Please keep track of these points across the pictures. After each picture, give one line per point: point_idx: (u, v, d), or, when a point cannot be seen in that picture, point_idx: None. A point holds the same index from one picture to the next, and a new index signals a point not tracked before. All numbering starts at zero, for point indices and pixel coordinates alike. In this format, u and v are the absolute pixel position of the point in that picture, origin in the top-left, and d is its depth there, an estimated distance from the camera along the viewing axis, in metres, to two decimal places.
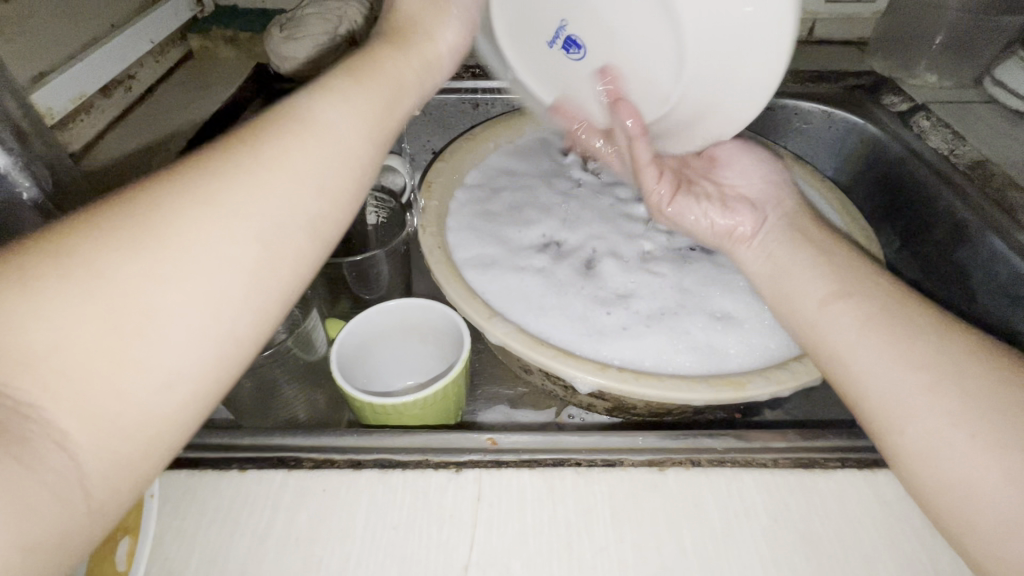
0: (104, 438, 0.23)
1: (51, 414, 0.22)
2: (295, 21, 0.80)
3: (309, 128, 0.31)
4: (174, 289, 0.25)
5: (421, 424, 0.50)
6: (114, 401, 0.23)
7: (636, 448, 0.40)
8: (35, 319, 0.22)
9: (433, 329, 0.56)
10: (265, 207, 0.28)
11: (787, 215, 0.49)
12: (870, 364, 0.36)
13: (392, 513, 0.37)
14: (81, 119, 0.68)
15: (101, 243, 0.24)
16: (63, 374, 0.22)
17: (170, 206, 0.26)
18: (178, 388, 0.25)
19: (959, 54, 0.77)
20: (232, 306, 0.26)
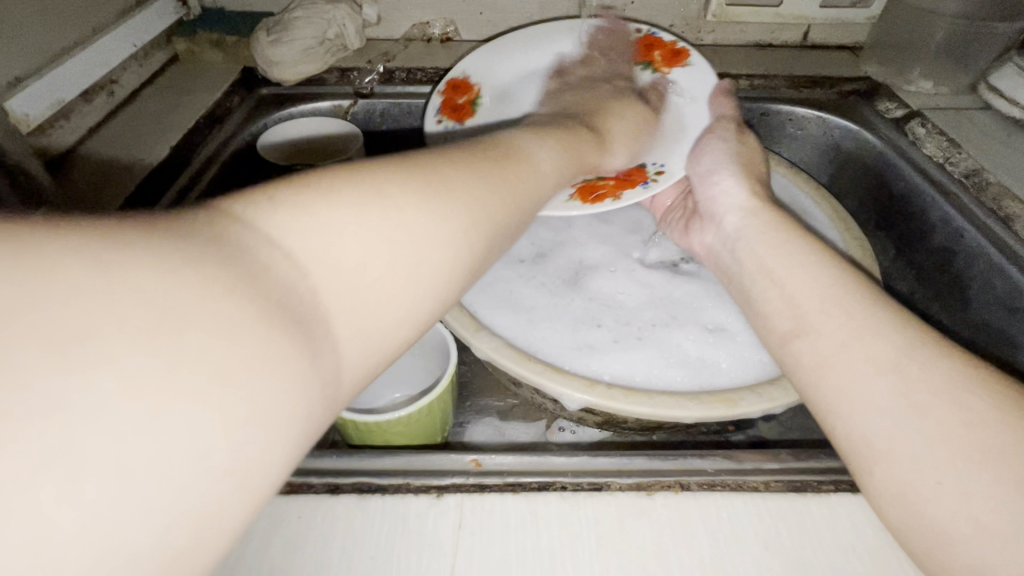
0: (365, 352, 0.25)
1: (349, 306, 0.24)
2: (283, 25, 0.78)
3: (527, 156, 0.39)
4: (437, 226, 0.28)
5: (406, 441, 0.49)
6: (386, 309, 0.26)
7: (624, 471, 0.39)
8: (344, 220, 0.25)
9: (420, 342, 0.55)
10: (496, 200, 0.33)
11: (750, 225, 0.47)
12: (842, 399, 0.33)
13: (368, 542, 0.35)
14: (62, 124, 0.66)
15: (398, 185, 0.28)
16: (363, 284, 0.25)
17: (434, 166, 0.31)
18: (415, 318, 0.27)
19: (955, 62, 0.76)
20: (468, 257, 0.30)
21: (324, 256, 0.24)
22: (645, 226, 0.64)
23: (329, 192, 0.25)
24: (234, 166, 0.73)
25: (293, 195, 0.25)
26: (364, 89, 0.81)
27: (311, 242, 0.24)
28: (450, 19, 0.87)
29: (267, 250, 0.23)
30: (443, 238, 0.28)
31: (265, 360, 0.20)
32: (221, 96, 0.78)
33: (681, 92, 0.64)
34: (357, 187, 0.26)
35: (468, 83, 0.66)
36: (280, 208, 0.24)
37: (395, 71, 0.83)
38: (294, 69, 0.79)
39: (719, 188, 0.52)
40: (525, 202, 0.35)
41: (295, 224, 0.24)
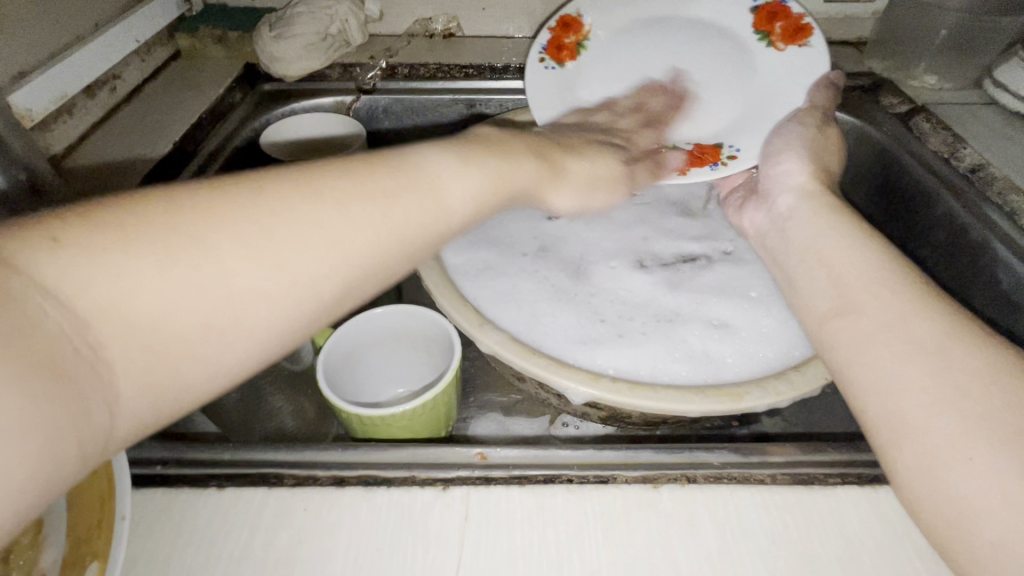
0: (154, 398, 0.26)
1: (124, 358, 0.25)
2: (286, 21, 0.78)
3: (426, 180, 0.35)
4: (252, 276, 0.28)
5: (411, 436, 0.49)
6: (176, 359, 0.26)
7: (631, 463, 0.39)
8: (136, 272, 0.25)
9: (424, 337, 0.55)
10: (349, 236, 0.31)
11: (803, 208, 0.47)
12: (876, 377, 0.33)
13: (375, 534, 0.35)
14: (63, 120, 0.67)
15: (218, 221, 0.28)
16: (153, 334, 0.25)
17: (279, 201, 0.29)
18: (217, 370, 0.28)
19: (959, 56, 0.76)
20: (294, 308, 0.29)
21: (106, 310, 0.24)
22: (649, 222, 0.64)
23: (128, 239, 0.25)
24: (237, 161, 0.73)
25: (89, 240, 0.25)
26: (367, 85, 0.81)
27: (92, 296, 0.24)
28: (452, 14, 0.87)
29: (42, 302, 0.23)
30: (257, 283, 0.28)
31: (25, 424, 0.21)
32: (224, 92, 0.78)
33: (789, 74, 0.60)
34: (165, 233, 0.26)
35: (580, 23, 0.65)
36: (70, 254, 0.24)
37: (398, 67, 0.83)
38: (297, 65, 0.79)
39: (782, 168, 0.51)
40: (398, 243, 0.33)
41: (78, 274, 0.24)
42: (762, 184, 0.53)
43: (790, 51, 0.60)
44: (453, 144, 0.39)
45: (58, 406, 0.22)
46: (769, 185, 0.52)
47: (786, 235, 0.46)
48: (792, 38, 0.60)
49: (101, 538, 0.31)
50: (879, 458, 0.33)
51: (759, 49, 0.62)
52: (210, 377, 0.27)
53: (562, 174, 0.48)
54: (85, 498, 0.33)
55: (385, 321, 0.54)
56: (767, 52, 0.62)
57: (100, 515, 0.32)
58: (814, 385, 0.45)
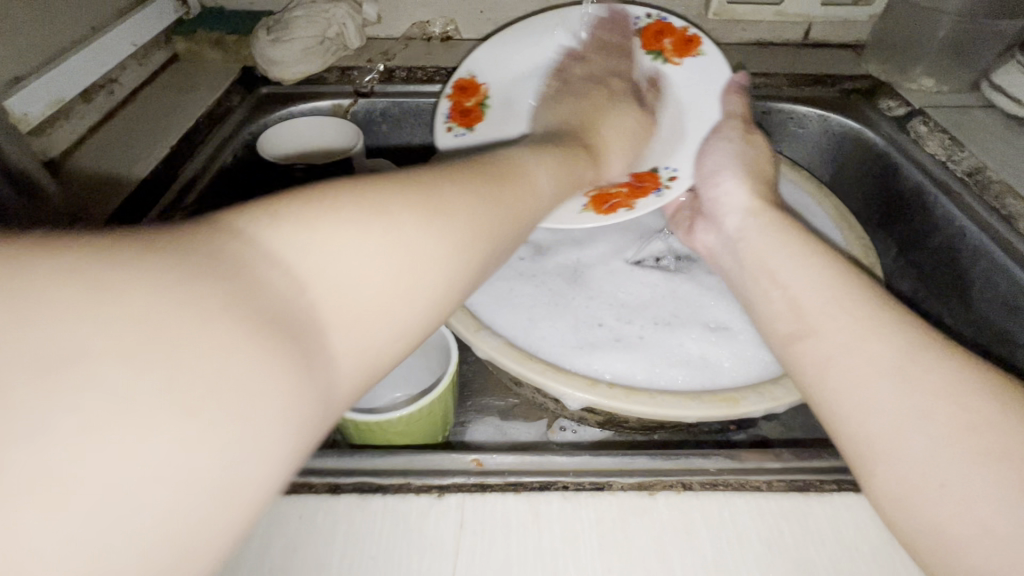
0: (357, 363, 0.25)
1: (338, 321, 0.24)
2: (282, 24, 0.78)
3: (527, 176, 0.39)
4: (437, 246, 0.29)
5: (406, 441, 0.49)
6: (376, 323, 0.26)
7: (626, 470, 0.39)
8: (344, 236, 0.25)
9: (421, 341, 0.55)
10: (489, 219, 0.33)
11: (750, 226, 0.47)
12: (845, 397, 0.33)
13: (369, 542, 0.35)
14: (61, 125, 0.66)
15: (403, 196, 0.29)
16: (355, 296, 0.25)
17: (440, 182, 0.32)
18: (403, 335, 0.27)
19: (957, 59, 0.75)
20: (462, 278, 0.30)
21: (317, 273, 0.24)
22: (647, 226, 0.64)
23: (339, 204, 0.26)
24: (234, 164, 0.73)
25: (292, 213, 0.25)
26: (364, 88, 0.81)
27: (298, 259, 0.24)
28: (449, 17, 0.87)
29: (259, 255, 0.23)
30: (433, 251, 0.29)
31: (263, 377, 0.21)
32: (221, 96, 0.78)
33: (688, 86, 0.62)
34: (357, 204, 0.27)
35: (475, 83, 0.64)
36: (283, 223, 0.24)
37: (396, 70, 0.83)
38: (294, 68, 0.79)
39: (721, 189, 0.52)
40: (520, 224, 0.36)
41: (297, 232, 0.24)
42: (710, 204, 0.53)
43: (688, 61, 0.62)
44: (539, 148, 0.45)
45: (289, 360, 0.22)
46: (715, 205, 0.52)
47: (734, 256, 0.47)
48: (682, 49, 0.63)
49: None
50: (854, 475, 0.33)
51: (656, 66, 0.64)
52: (400, 344, 0.27)
53: (607, 151, 0.56)
54: None
55: None
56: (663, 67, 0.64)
57: None
58: None
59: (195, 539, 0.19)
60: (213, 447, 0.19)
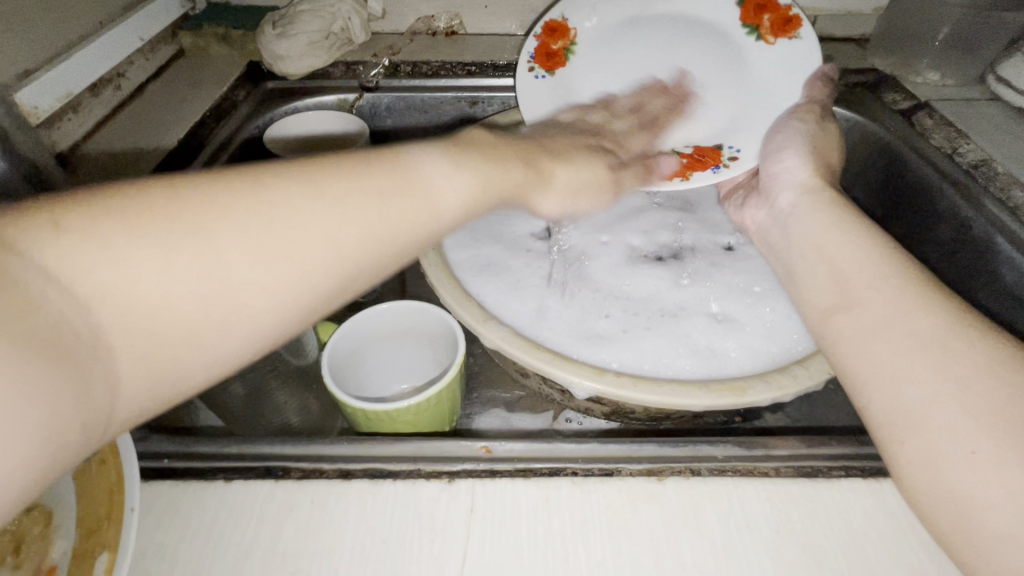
0: (147, 384, 0.26)
1: (125, 348, 0.25)
2: (289, 19, 0.79)
3: (419, 181, 0.34)
4: (255, 272, 0.28)
5: (415, 429, 0.49)
6: (172, 346, 0.26)
7: (634, 456, 0.39)
8: (133, 258, 0.25)
9: (428, 332, 0.55)
10: (341, 238, 0.30)
11: (804, 205, 0.47)
12: (874, 373, 0.34)
13: (381, 526, 0.36)
14: (69, 118, 0.67)
15: (220, 208, 0.27)
16: (147, 320, 0.25)
17: (280, 192, 0.29)
18: (210, 361, 0.28)
19: (962, 52, 0.76)
20: (286, 308, 0.29)
21: (102, 296, 0.24)
22: (653, 219, 0.64)
23: (119, 219, 0.25)
24: (241, 157, 0.73)
25: (83, 228, 0.25)
26: (370, 82, 0.81)
27: (81, 281, 0.24)
28: (454, 12, 0.87)
29: (33, 276, 0.23)
30: (252, 272, 0.28)
31: (16, 403, 0.21)
32: (227, 90, 0.78)
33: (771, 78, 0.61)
34: (162, 219, 0.26)
35: (566, 28, 0.65)
36: (73, 239, 0.24)
37: (401, 65, 0.83)
38: (300, 63, 0.79)
39: (783, 165, 0.51)
40: (394, 240, 0.33)
41: (74, 251, 0.24)
42: (765, 181, 0.53)
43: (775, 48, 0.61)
44: (450, 147, 0.38)
45: (54, 386, 0.22)
46: (771, 182, 0.52)
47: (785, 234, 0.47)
48: (780, 29, 0.61)
49: (111, 529, 0.32)
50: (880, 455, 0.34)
51: (749, 45, 0.63)
52: (207, 369, 0.28)
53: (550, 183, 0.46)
54: (94, 491, 0.33)
55: (388, 316, 0.54)
56: (756, 46, 0.63)
57: (109, 506, 0.33)
58: (817, 379, 0.45)
59: None
60: None
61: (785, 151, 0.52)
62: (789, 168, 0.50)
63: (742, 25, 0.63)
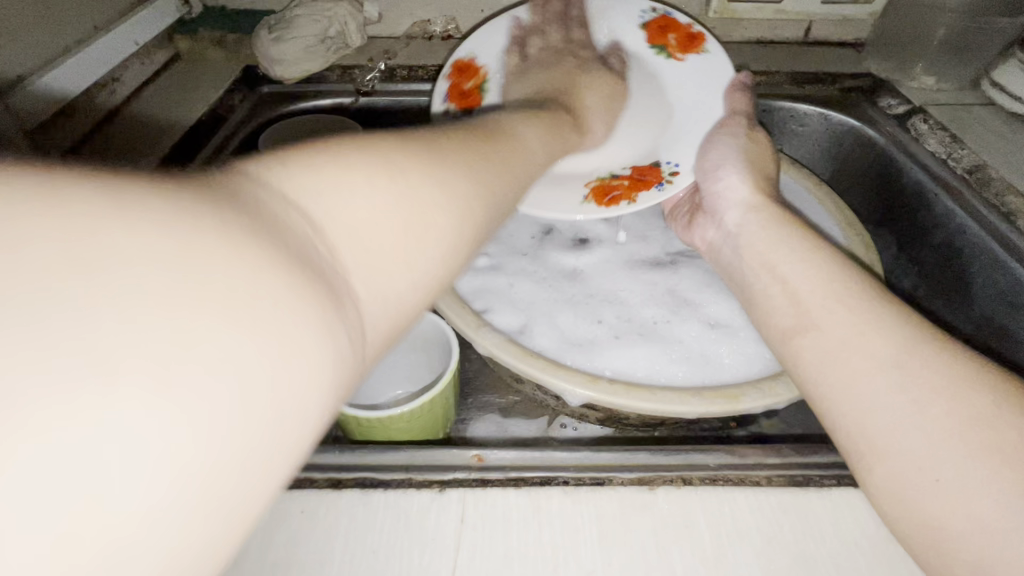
0: (389, 314, 0.22)
1: (362, 268, 0.21)
2: (284, 23, 0.79)
3: (517, 138, 0.37)
4: (457, 186, 0.26)
5: (408, 437, 0.49)
6: (398, 272, 0.23)
7: (626, 465, 0.39)
8: (356, 176, 0.22)
9: (422, 338, 0.55)
10: (497, 169, 0.30)
11: (751, 223, 0.47)
12: (843, 391, 0.33)
13: (371, 536, 0.35)
14: (63, 123, 0.67)
15: (404, 139, 0.26)
16: (382, 241, 0.22)
17: (439, 135, 0.29)
18: (438, 285, 0.25)
19: (958, 57, 0.76)
20: (485, 226, 0.27)
21: (333, 217, 0.21)
22: (650, 224, 0.64)
23: (327, 148, 0.23)
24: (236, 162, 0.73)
25: (303, 157, 0.22)
26: (366, 87, 0.81)
27: (311, 199, 0.21)
28: (450, 16, 0.87)
29: (262, 193, 0.20)
30: (457, 196, 0.26)
31: (289, 310, 0.18)
32: (222, 95, 0.78)
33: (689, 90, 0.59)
34: (369, 145, 0.24)
35: (474, 65, 0.62)
36: (291, 162, 0.22)
37: (397, 69, 0.83)
38: (295, 68, 0.80)
39: (721, 184, 0.52)
40: (525, 175, 0.34)
41: (300, 171, 0.21)
42: (711, 202, 0.52)
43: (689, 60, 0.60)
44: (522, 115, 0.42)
45: (314, 295, 0.19)
46: (716, 203, 0.51)
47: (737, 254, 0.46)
48: (687, 46, 0.60)
49: None
50: (853, 473, 0.33)
51: (659, 62, 0.61)
52: (436, 296, 0.25)
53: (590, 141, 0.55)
54: None
55: None
56: (666, 64, 0.61)
57: None
58: None
59: (209, 508, 0.16)
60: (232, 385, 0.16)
61: (725, 173, 0.52)
62: (731, 188, 0.50)
63: (651, 46, 0.62)
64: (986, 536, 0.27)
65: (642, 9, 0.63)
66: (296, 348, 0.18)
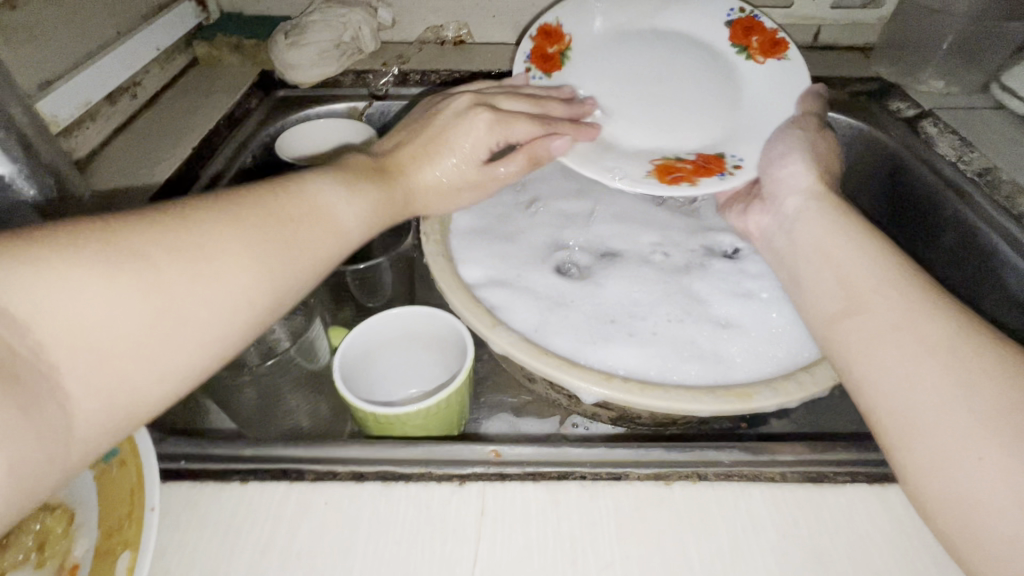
0: (98, 406, 0.28)
1: (73, 368, 0.27)
2: (300, 28, 0.80)
3: (323, 206, 0.39)
4: (192, 289, 0.31)
5: (425, 433, 0.50)
6: (115, 372, 0.28)
7: (642, 461, 0.39)
8: (79, 286, 0.28)
9: (437, 337, 0.56)
10: (265, 264, 0.34)
11: (811, 209, 0.46)
12: (884, 375, 0.34)
13: (394, 527, 0.36)
14: (87, 126, 0.69)
15: (154, 239, 0.31)
16: (98, 344, 0.28)
17: (211, 226, 0.33)
18: (164, 375, 0.30)
19: (966, 61, 0.76)
20: (225, 325, 0.32)
21: (42, 333, 0.26)
22: (661, 224, 0.65)
23: (63, 255, 0.28)
24: (253, 165, 0.75)
25: (28, 258, 0.27)
26: (380, 91, 0.82)
27: (18, 302, 0.26)
28: (463, 21, 0.88)
29: None
30: (195, 302, 0.31)
31: None
32: (240, 98, 0.80)
33: (760, 90, 0.62)
34: (98, 251, 0.29)
35: (561, 32, 0.65)
36: (14, 272, 0.26)
37: (410, 73, 0.84)
38: (311, 71, 0.81)
39: (787, 170, 0.51)
40: (311, 260, 0.37)
41: (17, 280, 0.26)
42: (772, 187, 0.51)
43: (769, 64, 0.62)
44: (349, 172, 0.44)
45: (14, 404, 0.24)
46: (778, 188, 0.51)
47: (788, 242, 0.46)
48: (770, 50, 0.63)
49: (131, 528, 0.33)
50: (887, 455, 0.34)
51: (740, 61, 0.64)
52: (163, 387, 0.30)
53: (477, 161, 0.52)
54: (114, 491, 0.34)
55: (397, 321, 0.55)
56: (746, 65, 0.64)
57: (130, 507, 0.33)
58: (822, 385, 0.45)
59: None
60: None
61: (792, 162, 0.51)
62: (795, 176, 0.50)
63: (733, 45, 0.65)
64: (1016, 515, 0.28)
65: (729, 7, 0.66)
66: None
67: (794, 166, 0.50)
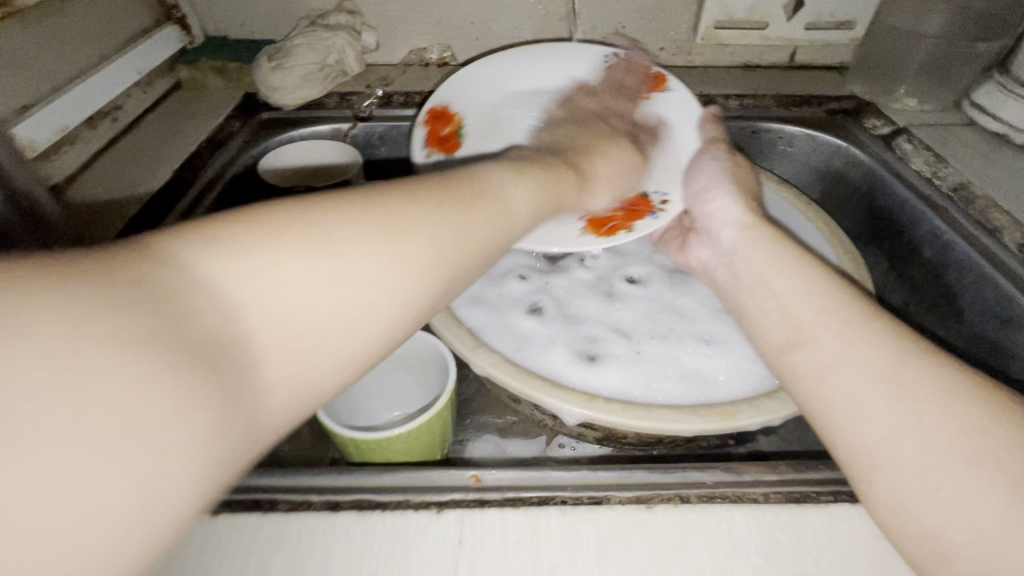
0: (291, 391, 0.27)
1: (267, 350, 0.26)
2: (283, 52, 0.81)
3: (500, 196, 0.39)
4: (376, 276, 0.29)
5: (406, 460, 0.49)
6: (314, 351, 0.27)
7: (623, 484, 0.39)
8: (282, 269, 0.26)
9: (419, 359, 0.55)
10: (439, 250, 0.33)
11: (746, 240, 0.48)
12: (839, 403, 0.34)
13: (370, 559, 0.35)
14: (66, 150, 0.68)
15: (342, 221, 0.30)
16: (291, 323, 0.26)
17: (396, 213, 0.32)
18: (345, 362, 0.29)
19: (937, 81, 0.79)
20: (401, 308, 0.31)
21: (251, 304, 0.25)
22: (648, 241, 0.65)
23: (254, 233, 0.27)
24: (236, 186, 0.74)
25: (217, 238, 0.26)
26: (364, 112, 0.82)
27: (230, 283, 0.25)
28: (447, 44, 0.90)
29: (181, 282, 0.24)
30: (373, 289, 0.29)
31: (176, 399, 0.22)
32: (223, 121, 0.80)
33: (659, 121, 0.64)
34: (293, 232, 0.28)
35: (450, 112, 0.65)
36: (219, 253, 0.26)
37: (393, 95, 0.85)
38: (295, 94, 0.81)
39: (714, 205, 0.53)
40: (481, 249, 0.36)
41: (226, 262, 0.25)
42: (702, 222, 0.54)
43: (658, 99, 0.66)
44: (513, 166, 0.44)
45: (209, 386, 0.23)
46: (705, 221, 0.53)
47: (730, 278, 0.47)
48: (659, 88, 0.67)
49: None
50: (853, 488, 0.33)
51: (629, 101, 0.67)
52: (347, 367, 0.29)
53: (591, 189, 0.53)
54: None
55: None
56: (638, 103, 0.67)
57: None
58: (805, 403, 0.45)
59: None
60: (130, 476, 0.20)
61: (722, 198, 0.53)
62: (724, 207, 0.52)
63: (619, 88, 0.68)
64: (989, 549, 0.28)
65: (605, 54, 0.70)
66: (187, 440, 0.22)
67: (722, 203, 0.52)
